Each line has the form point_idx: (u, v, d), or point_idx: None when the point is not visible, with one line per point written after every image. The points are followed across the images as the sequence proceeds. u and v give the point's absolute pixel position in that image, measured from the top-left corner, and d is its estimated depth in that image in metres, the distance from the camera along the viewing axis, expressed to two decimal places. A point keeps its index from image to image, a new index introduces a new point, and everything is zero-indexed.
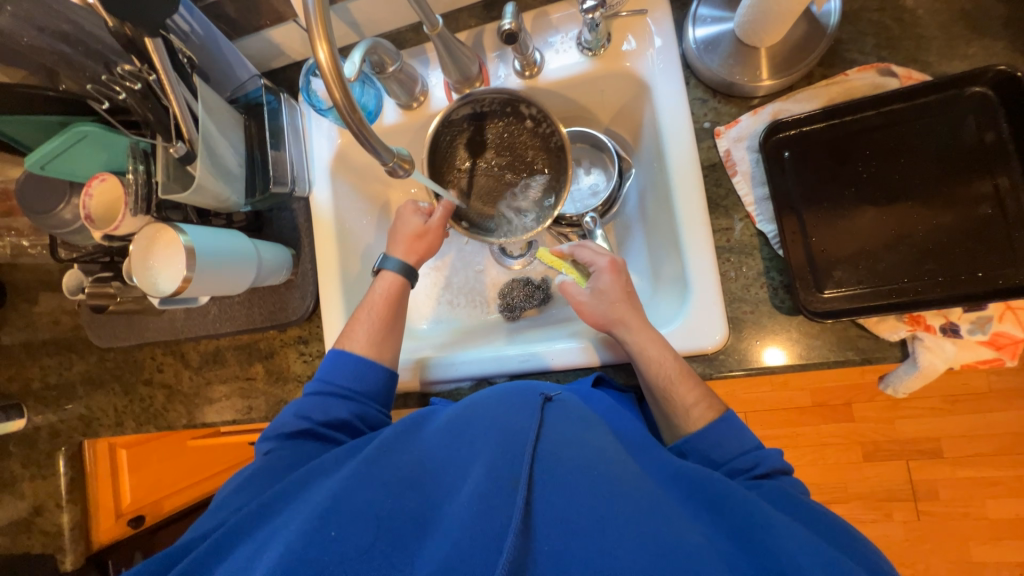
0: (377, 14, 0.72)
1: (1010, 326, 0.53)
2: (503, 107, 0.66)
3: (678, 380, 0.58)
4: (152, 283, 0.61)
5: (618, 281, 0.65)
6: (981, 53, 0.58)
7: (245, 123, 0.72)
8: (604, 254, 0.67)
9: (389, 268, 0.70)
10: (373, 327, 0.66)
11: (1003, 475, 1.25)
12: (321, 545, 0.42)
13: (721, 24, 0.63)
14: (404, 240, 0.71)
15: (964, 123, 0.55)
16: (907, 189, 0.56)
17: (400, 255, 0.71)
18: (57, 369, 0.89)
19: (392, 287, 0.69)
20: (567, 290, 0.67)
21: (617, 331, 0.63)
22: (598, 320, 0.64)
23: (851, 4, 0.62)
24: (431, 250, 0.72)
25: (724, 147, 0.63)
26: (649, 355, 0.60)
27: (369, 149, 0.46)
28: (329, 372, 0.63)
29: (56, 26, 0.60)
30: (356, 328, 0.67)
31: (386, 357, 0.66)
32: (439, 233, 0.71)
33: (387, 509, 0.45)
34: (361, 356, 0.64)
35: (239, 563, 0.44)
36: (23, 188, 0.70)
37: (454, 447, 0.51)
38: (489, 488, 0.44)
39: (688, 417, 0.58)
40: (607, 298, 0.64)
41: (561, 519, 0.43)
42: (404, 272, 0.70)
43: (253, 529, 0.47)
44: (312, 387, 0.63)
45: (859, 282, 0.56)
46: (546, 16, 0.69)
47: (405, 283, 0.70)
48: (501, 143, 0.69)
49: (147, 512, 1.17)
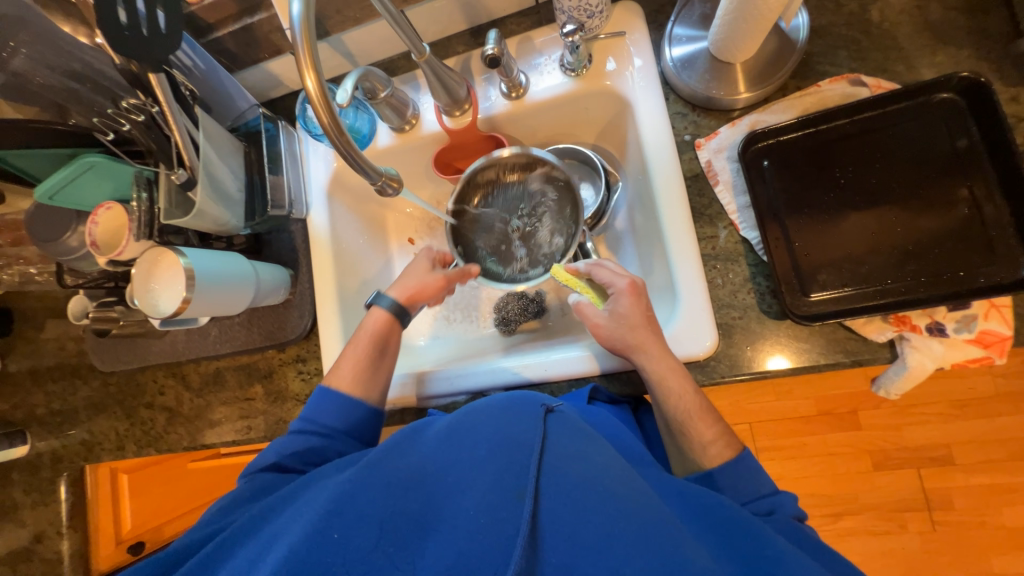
0: (370, 45, 0.75)
1: (996, 324, 0.53)
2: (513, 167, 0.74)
3: (697, 418, 0.58)
4: (153, 304, 0.63)
5: (638, 305, 0.60)
6: (948, 61, 0.60)
7: (245, 150, 0.75)
8: (624, 275, 0.62)
9: (381, 305, 0.70)
10: (359, 364, 0.67)
11: (1018, 481, 1.22)
12: (324, 547, 0.42)
13: (695, 43, 0.66)
14: (404, 280, 0.72)
15: (935, 128, 0.57)
16: (884, 193, 0.58)
17: (393, 293, 0.71)
18: (60, 395, 0.91)
19: (381, 324, 0.69)
20: (583, 311, 0.64)
21: (635, 357, 0.60)
22: (617, 345, 0.61)
23: (820, 19, 0.65)
24: (422, 295, 0.71)
25: (705, 158, 0.65)
26: (670, 387, 0.58)
27: (358, 169, 0.48)
28: (313, 410, 0.64)
29: (67, 65, 0.63)
30: (343, 363, 0.67)
31: (371, 395, 0.66)
32: (439, 287, 0.71)
33: (389, 511, 0.45)
34: (345, 394, 0.64)
35: (239, 564, 0.44)
36: (32, 218, 0.73)
37: (455, 449, 0.51)
38: (495, 500, 0.45)
39: (705, 455, 0.57)
40: (626, 322, 0.60)
41: (568, 534, 0.43)
42: (395, 312, 0.70)
43: (255, 529, 0.48)
44: (295, 426, 0.63)
45: (844, 285, 0.57)
46: (530, 41, 0.72)
47: (394, 322, 0.70)
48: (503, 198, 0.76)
49: (147, 539, 1.15)
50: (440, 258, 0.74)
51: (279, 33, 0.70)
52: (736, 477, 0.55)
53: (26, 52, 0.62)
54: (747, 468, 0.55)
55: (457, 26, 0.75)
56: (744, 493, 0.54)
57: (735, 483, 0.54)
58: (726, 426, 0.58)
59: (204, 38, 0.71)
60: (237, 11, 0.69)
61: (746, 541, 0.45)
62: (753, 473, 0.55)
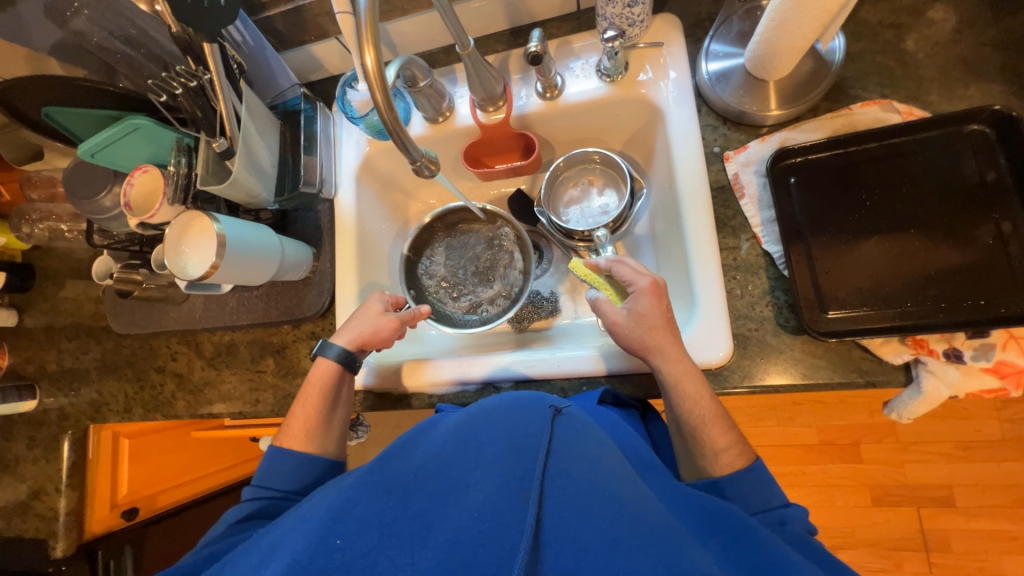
0: (413, 36, 0.77)
1: (1013, 355, 0.53)
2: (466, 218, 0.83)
3: (712, 424, 0.58)
4: (181, 267, 0.64)
5: (658, 306, 0.61)
6: (979, 94, 0.61)
7: (281, 128, 0.77)
8: (646, 275, 0.63)
9: (327, 355, 0.68)
10: (307, 423, 0.65)
11: (1018, 530, 1.20)
12: (326, 553, 0.42)
13: (732, 59, 0.67)
14: (355, 324, 0.70)
15: (964, 158, 0.58)
16: (910, 217, 0.58)
17: (345, 341, 0.69)
18: (73, 353, 0.92)
19: (329, 376, 0.67)
20: (602, 307, 0.64)
21: (652, 358, 0.60)
22: (634, 344, 0.61)
23: (855, 45, 0.66)
24: (374, 340, 0.69)
25: (733, 171, 0.66)
26: (685, 392, 0.59)
27: (401, 147, 0.50)
28: (266, 475, 0.62)
29: (124, 30, 0.65)
30: (293, 422, 0.65)
31: (326, 450, 0.65)
32: (390, 331, 0.69)
33: (390, 515, 0.45)
34: (297, 455, 0.63)
35: (242, 568, 0.44)
36: (71, 174, 0.75)
37: (460, 450, 0.51)
38: (499, 503, 0.45)
39: (717, 463, 0.57)
40: (645, 323, 0.61)
41: (573, 541, 0.42)
42: (343, 360, 0.68)
43: (255, 540, 0.48)
44: (250, 493, 0.62)
45: (862, 304, 0.58)
46: (568, 44, 0.74)
47: (341, 371, 0.68)
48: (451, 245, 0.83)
49: (141, 506, 1.14)
50: (392, 301, 0.73)
51: (328, 17, 0.73)
52: (744, 487, 0.54)
53: (87, 13, 0.64)
54: (756, 477, 0.55)
55: (499, 25, 0.77)
56: (752, 503, 0.54)
57: (743, 492, 0.54)
58: (736, 433, 0.59)
59: (255, 15, 0.74)
60: None
61: (754, 549, 0.44)
62: (762, 484, 0.55)
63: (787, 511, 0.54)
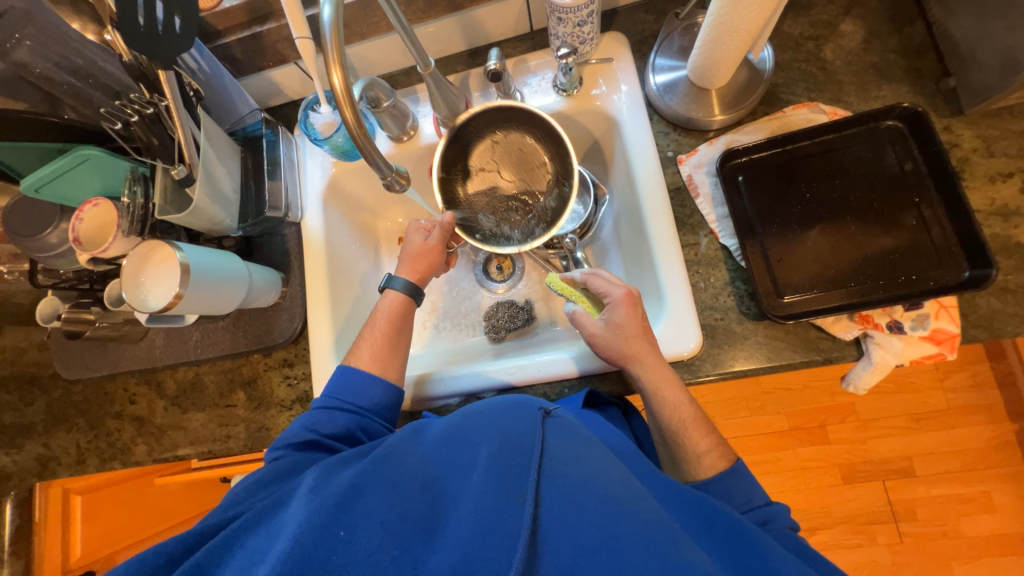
0: (374, 57, 0.79)
1: (945, 322, 0.59)
2: (515, 120, 0.69)
3: (692, 428, 0.60)
4: (141, 300, 0.62)
5: (634, 315, 0.62)
6: (890, 95, 0.69)
7: (242, 154, 0.77)
8: (620, 285, 0.65)
9: (394, 287, 0.69)
10: (377, 346, 0.66)
11: (974, 492, 1.29)
12: (328, 546, 0.41)
13: (676, 71, 0.73)
14: (408, 260, 0.71)
15: (885, 151, 0.65)
16: (845, 207, 0.64)
17: (406, 274, 0.70)
18: (15, 406, 0.84)
19: (396, 305, 0.69)
20: (579, 320, 0.65)
21: (630, 367, 0.62)
22: (611, 354, 0.63)
23: (782, 55, 0.73)
24: (433, 269, 0.72)
25: (686, 173, 0.71)
26: (664, 396, 0.61)
27: (371, 164, 0.51)
28: (335, 388, 0.63)
29: (71, 61, 0.64)
30: (361, 345, 0.67)
31: (391, 374, 0.66)
32: (440, 251, 0.71)
33: (393, 513, 0.44)
34: (366, 372, 0.64)
35: (247, 559, 0.43)
36: (11, 211, 0.71)
37: (456, 456, 0.50)
38: (495, 503, 0.44)
39: (699, 465, 0.59)
40: (622, 333, 0.62)
41: (570, 537, 0.42)
42: (409, 292, 0.70)
43: (261, 519, 0.47)
44: (319, 402, 0.62)
45: (812, 287, 0.63)
46: (525, 62, 0.78)
47: (409, 302, 0.70)
48: (487, 152, 0.71)
49: (98, 568, 1.06)
50: (427, 227, 0.72)
51: (287, 42, 0.73)
52: (726, 483, 0.57)
53: (30, 43, 0.61)
54: (737, 474, 0.57)
55: (456, 46, 0.81)
56: (736, 500, 0.56)
57: (726, 489, 0.57)
58: (715, 435, 0.61)
59: (210, 42, 0.74)
60: (248, 20, 0.72)
61: (740, 547, 0.46)
62: (742, 479, 0.57)
63: (771, 508, 0.56)
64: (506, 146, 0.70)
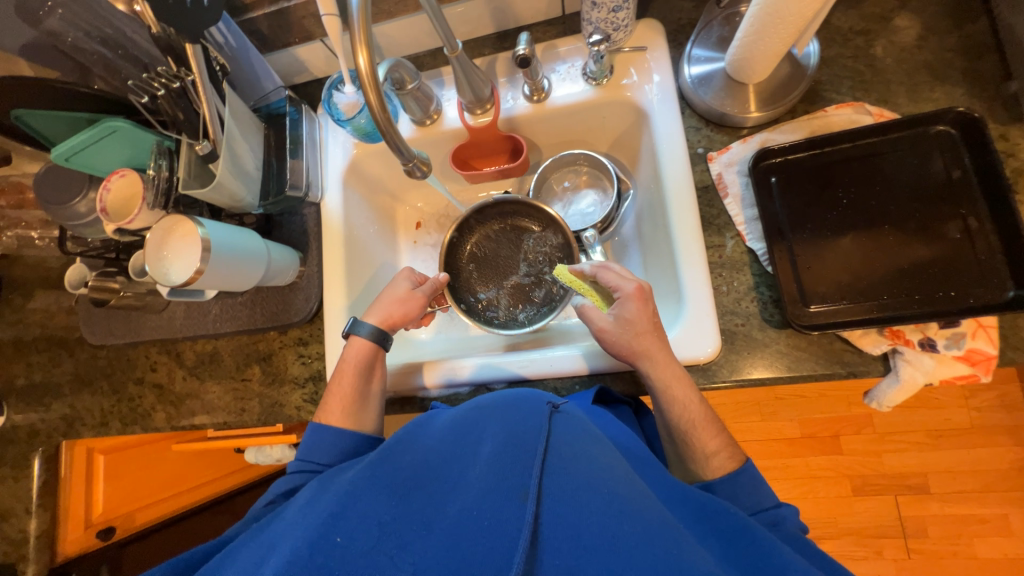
0: (400, 37, 0.78)
1: (982, 343, 0.56)
2: (538, 217, 0.79)
3: (703, 429, 0.59)
4: (163, 274, 0.63)
5: (644, 310, 0.61)
6: (944, 97, 0.65)
7: (266, 131, 0.77)
8: (631, 279, 0.63)
9: (360, 333, 0.68)
10: (346, 401, 0.65)
11: (991, 513, 1.25)
12: (326, 552, 0.41)
13: (713, 63, 0.69)
14: (385, 304, 0.71)
15: (932, 158, 0.61)
16: (884, 215, 0.61)
17: (376, 319, 0.70)
18: (44, 367, 0.87)
19: (362, 354, 0.68)
20: (588, 314, 0.64)
21: (640, 364, 0.61)
22: (622, 351, 0.62)
23: (829, 50, 0.69)
24: (408, 318, 0.71)
25: (716, 171, 0.68)
26: (675, 396, 0.60)
27: (393, 148, 0.50)
28: (307, 449, 0.62)
29: (101, 32, 0.64)
30: (329, 400, 0.66)
31: (365, 426, 0.65)
32: (421, 305, 0.71)
33: (390, 513, 0.44)
34: (338, 428, 0.63)
35: (244, 566, 0.44)
36: (42, 178, 0.72)
37: (459, 450, 0.50)
38: (495, 500, 0.44)
39: (707, 465, 0.58)
40: (632, 329, 0.61)
41: (571, 536, 0.41)
42: (376, 339, 0.69)
43: (257, 538, 0.48)
44: (294, 466, 0.61)
45: (841, 298, 0.60)
46: (554, 48, 0.75)
47: (377, 350, 0.69)
48: (498, 237, 0.81)
49: (118, 524, 1.11)
50: (416, 278, 0.74)
51: (313, 19, 0.72)
52: (737, 486, 0.56)
53: (62, 12, 0.62)
54: (747, 475, 0.56)
55: (485, 28, 0.78)
56: (746, 503, 0.55)
57: (735, 492, 0.56)
58: (725, 436, 0.60)
59: (238, 17, 0.73)
60: None
61: (748, 548, 0.45)
62: (753, 482, 0.56)
63: (780, 512, 0.55)
64: (518, 237, 0.80)
